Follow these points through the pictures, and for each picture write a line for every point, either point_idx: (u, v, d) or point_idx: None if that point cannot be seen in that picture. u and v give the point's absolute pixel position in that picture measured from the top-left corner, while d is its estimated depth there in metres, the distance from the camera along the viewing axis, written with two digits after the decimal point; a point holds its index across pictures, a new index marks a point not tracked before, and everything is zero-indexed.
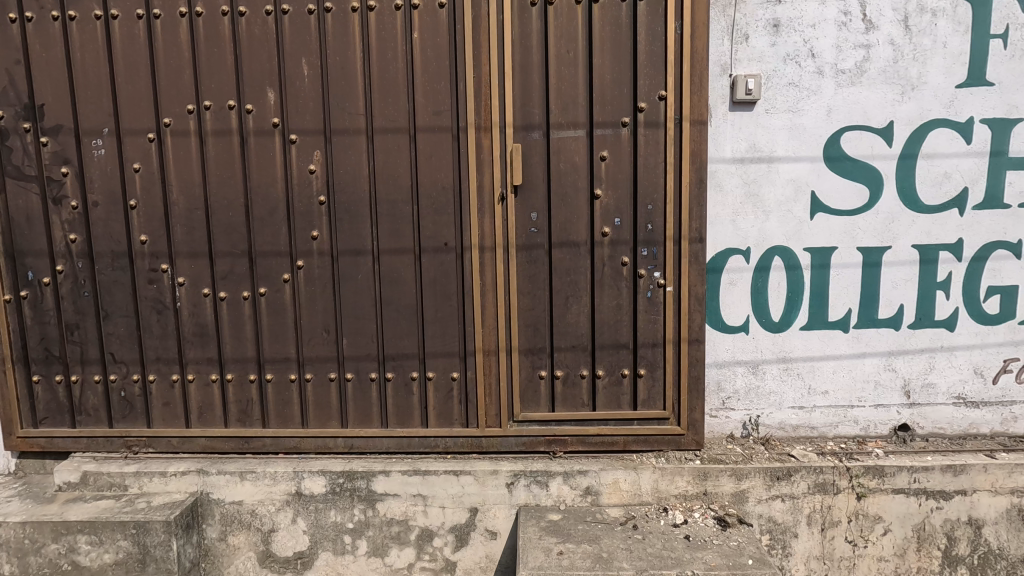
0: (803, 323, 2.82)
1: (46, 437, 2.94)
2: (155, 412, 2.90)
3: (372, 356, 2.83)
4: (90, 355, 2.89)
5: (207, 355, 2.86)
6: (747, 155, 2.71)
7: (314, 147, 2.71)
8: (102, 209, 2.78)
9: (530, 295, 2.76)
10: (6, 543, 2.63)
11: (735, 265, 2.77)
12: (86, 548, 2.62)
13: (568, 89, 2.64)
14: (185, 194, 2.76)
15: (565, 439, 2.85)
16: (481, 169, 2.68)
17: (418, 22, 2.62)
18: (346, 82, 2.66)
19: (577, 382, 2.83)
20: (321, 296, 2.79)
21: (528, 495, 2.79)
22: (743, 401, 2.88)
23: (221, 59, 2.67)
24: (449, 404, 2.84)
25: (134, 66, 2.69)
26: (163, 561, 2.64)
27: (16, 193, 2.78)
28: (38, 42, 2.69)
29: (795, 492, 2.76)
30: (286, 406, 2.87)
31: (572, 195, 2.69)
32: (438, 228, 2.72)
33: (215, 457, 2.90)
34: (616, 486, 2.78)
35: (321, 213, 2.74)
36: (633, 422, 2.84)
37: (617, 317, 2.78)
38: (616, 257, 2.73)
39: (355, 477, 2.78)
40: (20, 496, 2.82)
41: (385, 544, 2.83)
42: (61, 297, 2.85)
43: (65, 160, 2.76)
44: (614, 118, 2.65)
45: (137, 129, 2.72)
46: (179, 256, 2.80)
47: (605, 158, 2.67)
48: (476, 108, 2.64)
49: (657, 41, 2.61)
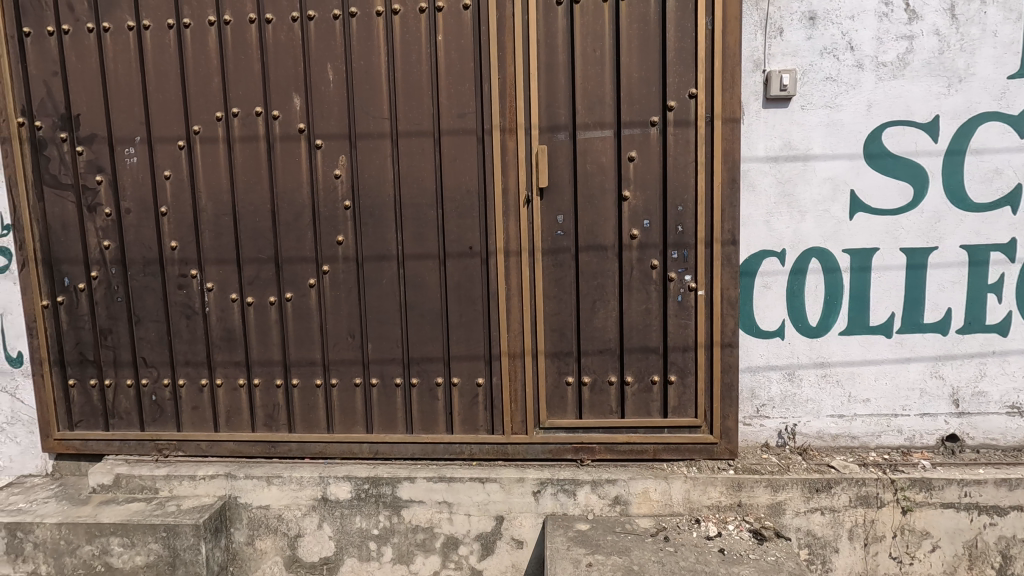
0: (842, 328, 2.70)
1: (81, 440, 3.00)
2: (185, 416, 2.94)
3: (397, 360, 2.81)
4: (122, 358, 2.94)
5: (235, 359, 2.88)
6: (782, 153, 2.61)
7: (339, 152, 2.71)
8: (134, 215, 2.83)
9: (557, 299, 2.71)
10: (42, 543, 2.68)
11: (770, 268, 2.67)
12: (118, 550, 2.66)
13: (595, 88, 2.58)
14: (213, 200, 2.79)
15: (593, 447, 2.78)
16: (506, 172, 2.64)
17: (442, 25, 2.60)
18: (370, 86, 2.66)
19: (605, 388, 2.76)
20: (346, 300, 2.79)
21: (555, 504, 2.73)
22: (779, 409, 2.77)
23: (248, 66, 2.70)
24: (474, 410, 2.81)
25: (165, 75, 2.73)
26: (192, 565, 2.66)
27: (53, 201, 2.86)
28: (74, 53, 2.76)
29: (835, 504, 2.64)
30: (312, 411, 2.88)
31: (600, 196, 2.63)
32: (463, 231, 2.69)
33: (242, 461, 2.92)
34: (646, 496, 2.70)
35: (346, 217, 2.74)
36: (663, 430, 2.76)
37: (647, 321, 2.70)
38: (645, 260, 2.66)
39: (380, 483, 2.76)
40: (57, 497, 2.88)
41: (411, 551, 2.80)
42: (95, 303, 2.91)
43: (99, 168, 2.82)
44: (642, 117, 2.58)
45: (168, 137, 2.77)
46: (207, 262, 2.83)
47: (633, 158, 2.60)
48: (501, 110, 2.60)
49: (687, 37, 2.53)
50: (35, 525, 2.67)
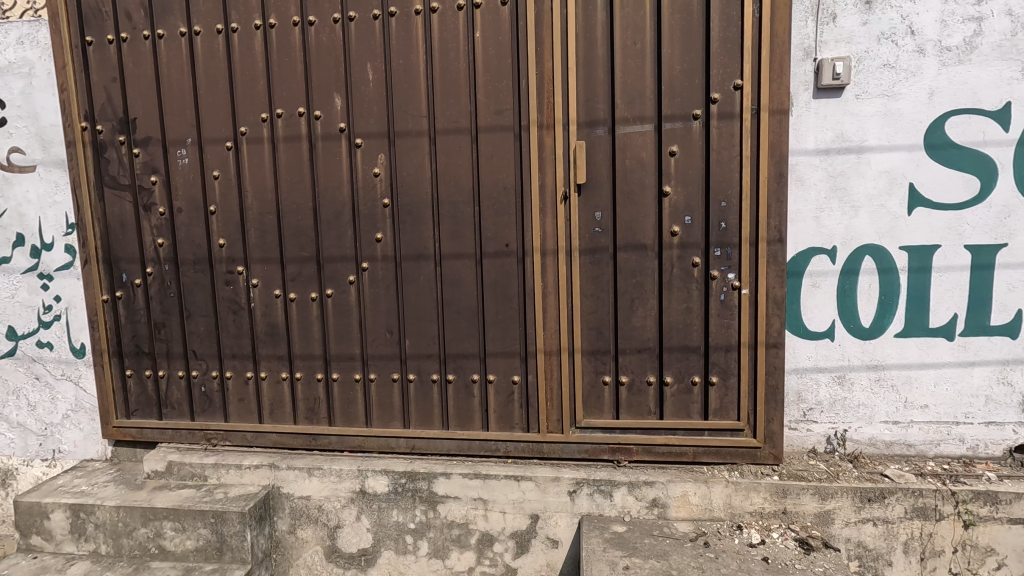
0: (898, 330, 2.56)
1: (137, 428, 3.16)
2: (231, 407, 3.05)
3: (434, 357, 2.83)
4: (175, 351, 3.07)
5: (278, 353, 2.97)
6: (834, 145, 2.48)
7: (378, 150, 2.74)
8: (186, 214, 2.95)
9: (594, 297, 2.67)
10: (103, 524, 2.84)
11: (819, 266, 2.55)
12: (171, 534, 2.79)
13: (635, 82, 2.52)
14: (259, 199, 2.88)
15: (630, 447, 2.73)
16: (543, 168, 2.61)
17: (480, 21, 2.59)
18: (409, 84, 2.68)
19: (643, 389, 2.70)
20: (384, 297, 2.83)
21: (591, 505, 2.69)
22: (828, 414, 2.65)
23: (292, 68, 2.76)
24: (509, 408, 2.80)
25: (214, 79, 2.83)
26: (238, 551, 2.76)
27: (113, 201, 3.01)
28: (131, 60, 2.89)
29: (889, 516, 2.50)
30: (351, 406, 2.94)
31: (639, 192, 2.57)
32: (500, 229, 2.68)
33: (285, 452, 3.01)
34: (685, 499, 2.64)
35: (385, 215, 2.78)
36: (703, 432, 2.68)
37: (687, 321, 2.62)
38: (686, 258, 2.59)
39: (416, 478, 2.79)
40: (115, 481, 3.04)
41: (446, 547, 2.82)
42: (150, 298, 3.05)
43: (153, 169, 2.95)
44: (684, 110, 2.50)
45: (217, 138, 2.87)
46: (253, 260, 2.92)
47: (675, 153, 2.53)
48: (539, 106, 2.58)
49: (733, 25, 2.44)
50: (96, 507, 2.83)
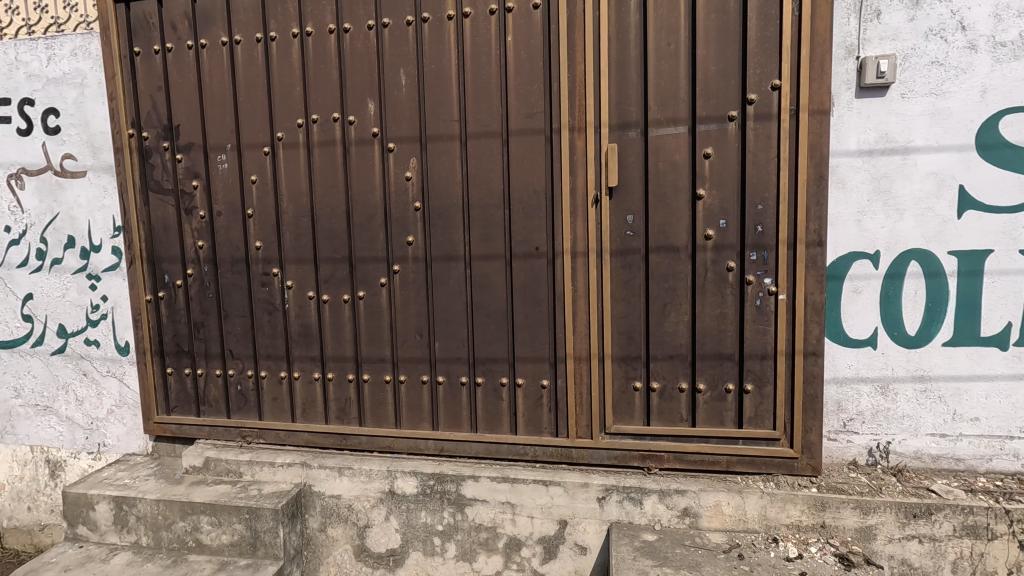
0: (946, 339, 2.44)
1: (176, 424, 3.26)
2: (266, 406, 3.13)
3: (463, 359, 2.84)
4: (212, 350, 3.17)
5: (311, 354, 3.03)
6: (877, 146, 2.40)
7: (411, 154, 2.78)
8: (224, 217, 3.04)
9: (625, 302, 2.64)
10: (143, 517, 2.94)
11: (861, 271, 2.46)
12: (207, 528, 2.87)
13: (669, 84, 2.48)
14: (294, 203, 2.95)
15: (661, 455, 2.68)
16: (574, 171, 2.59)
17: (512, 25, 2.60)
18: (441, 88, 2.70)
19: (675, 395, 2.65)
20: (415, 299, 2.86)
21: (621, 512, 2.66)
22: (869, 425, 2.55)
23: (327, 75, 2.82)
24: (538, 412, 2.78)
25: (253, 85, 2.92)
26: (271, 547, 2.82)
27: (157, 205, 3.13)
28: (176, 69, 3.00)
29: (936, 533, 2.39)
30: (381, 407, 2.97)
31: (672, 195, 2.53)
32: (530, 232, 2.68)
33: (316, 451, 3.06)
34: (717, 509, 2.58)
35: (416, 218, 2.80)
36: (738, 441, 2.61)
37: (721, 326, 2.57)
38: (720, 262, 2.53)
39: (445, 480, 2.80)
40: (156, 475, 3.15)
41: (473, 549, 2.82)
42: (190, 298, 3.16)
43: (195, 174, 3.05)
44: (720, 111, 2.45)
45: (255, 143, 2.95)
46: (288, 261, 2.99)
47: (709, 155, 2.48)
48: (571, 110, 2.57)
49: (771, 24, 2.38)
50: (138, 500, 2.93)
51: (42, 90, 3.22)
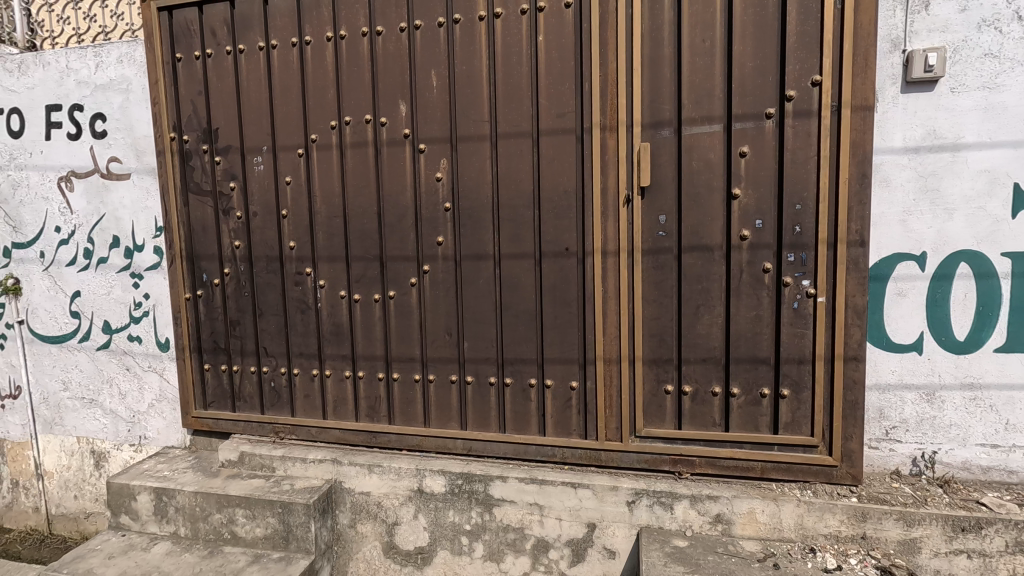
0: (998, 344, 2.33)
1: (212, 419, 3.35)
2: (298, 403, 3.19)
3: (492, 360, 2.84)
4: (248, 347, 3.25)
5: (342, 352, 3.08)
6: (924, 143, 2.30)
7: (441, 155, 2.79)
8: (260, 218, 3.12)
9: (657, 303, 2.59)
10: (181, 508, 3.03)
11: (906, 273, 2.37)
12: (242, 521, 2.94)
13: (704, 81, 2.44)
14: (327, 203, 3.00)
15: (692, 459, 2.63)
16: (605, 171, 2.57)
17: (543, 25, 2.58)
18: (472, 89, 2.71)
19: (707, 399, 2.60)
20: (444, 299, 2.87)
21: (651, 516, 2.62)
22: (914, 433, 2.45)
23: (360, 77, 2.86)
24: (567, 413, 2.76)
25: (289, 89, 2.98)
26: (303, 541, 2.87)
27: (196, 206, 3.23)
28: (215, 74, 3.09)
29: (986, 548, 2.29)
30: (410, 405, 3.00)
31: (706, 195, 2.48)
32: (560, 231, 2.66)
33: (347, 448, 3.11)
34: (751, 517, 2.52)
35: (446, 219, 2.82)
36: (773, 447, 2.54)
37: (756, 329, 2.50)
38: (756, 263, 2.46)
39: (473, 480, 2.81)
40: (193, 468, 3.25)
41: (501, 550, 2.82)
42: (227, 296, 3.25)
43: (232, 175, 3.14)
44: (757, 109, 2.39)
45: (289, 146, 3.02)
46: (320, 260, 3.04)
47: (745, 154, 2.42)
48: (602, 109, 2.54)
49: (812, 17, 2.30)
50: (177, 491, 3.02)
51: (91, 96, 3.36)
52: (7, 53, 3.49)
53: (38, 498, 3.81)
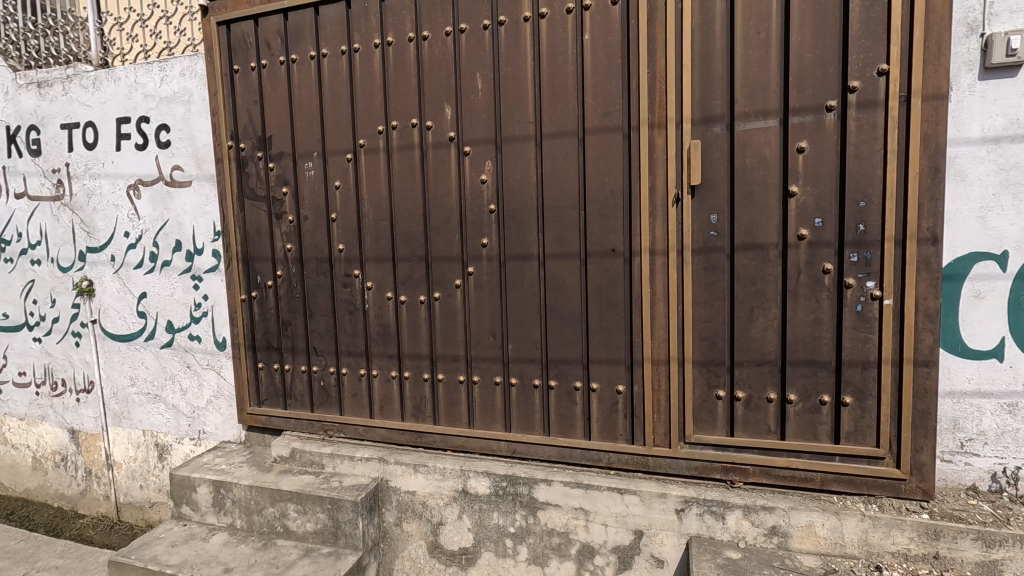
0: None
1: (266, 415, 3.47)
2: (346, 402, 3.27)
3: (536, 361, 2.82)
4: (299, 347, 3.36)
5: (389, 352, 3.13)
6: (1005, 133, 2.14)
7: (486, 156, 2.80)
8: (311, 221, 3.22)
9: (707, 305, 2.51)
10: (237, 500, 3.15)
11: (983, 273, 2.21)
12: (294, 516, 3.02)
13: (758, 74, 2.34)
14: (374, 207, 3.06)
15: (745, 468, 2.52)
16: (654, 170, 2.51)
17: (589, 23, 2.55)
18: (517, 90, 2.70)
19: (762, 406, 2.49)
20: (489, 300, 2.88)
21: (701, 526, 2.54)
22: (993, 447, 2.27)
23: (407, 82, 2.91)
24: (613, 418, 2.71)
25: (338, 96, 3.06)
26: (351, 537, 2.94)
27: (251, 211, 3.36)
28: (269, 84, 3.22)
29: None
30: (455, 407, 3.02)
31: (761, 193, 2.38)
32: (606, 232, 2.61)
33: (393, 447, 3.16)
34: (810, 530, 2.40)
35: (491, 221, 2.83)
36: (834, 458, 2.40)
37: (816, 332, 2.38)
38: (815, 263, 2.34)
39: (517, 482, 2.80)
40: (248, 463, 3.38)
41: (546, 554, 2.79)
42: (280, 298, 3.36)
43: (284, 181, 3.25)
44: (816, 102, 2.28)
45: (339, 151, 3.10)
46: (368, 261, 3.11)
47: (803, 149, 2.31)
48: (650, 106, 2.48)
49: (878, 3, 2.18)
50: (233, 484, 3.15)
51: (156, 108, 3.55)
52: (83, 71, 3.75)
53: (109, 487, 4.05)
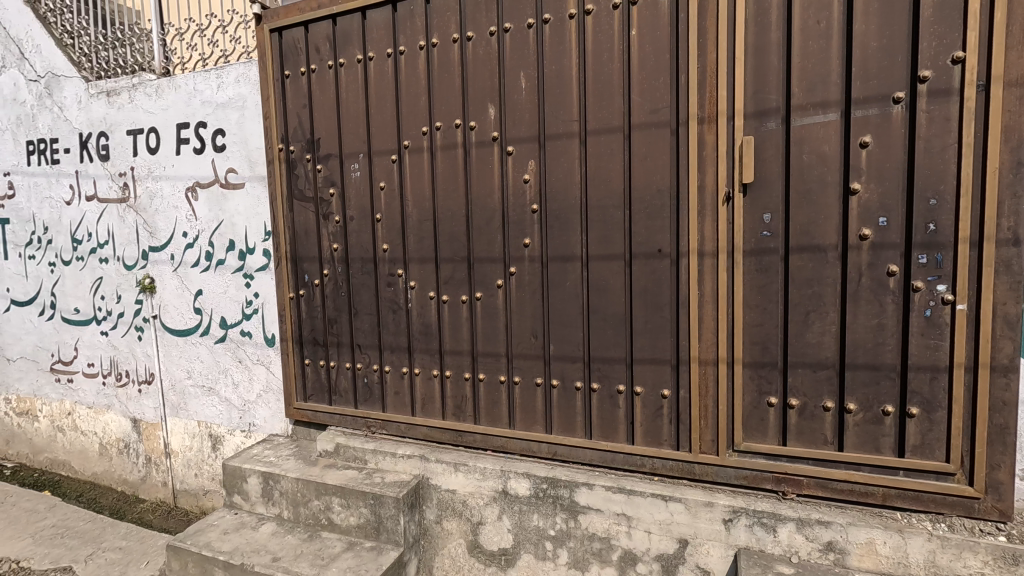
0: None
1: (311, 410, 3.57)
2: (389, 399, 3.32)
3: (579, 362, 2.79)
4: (344, 344, 3.43)
5: (430, 349, 3.16)
6: None
7: (530, 155, 2.78)
8: (356, 221, 3.28)
9: (759, 309, 2.41)
10: (284, 492, 3.25)
11: None
12: (338, 509, 3.09)
13: (818, 66, 2.23)
14: (418, 207, 3.10)
15: (799, 479, 2.40)
16: (703, 167, 2.43)
17: (637, 18, 2.49)
18: (562, 89, 2.67)
19: (818, 415, 2.37)
20: (531, 300, 2.86)
21: (751, 537, 2.44)
22: None
23: (451, 83, 2.93)
24: (657, 423, 2.64)
25: (383, 98, 3.12)
26: (393, 533, 2.98)
27: (299, 211, 3.47)
28: (318, 87, 3.30)
29: None
30: (496, 407, 3.01)
31: (819, 191, 2.27)
32: (653, 232, 2.55)
33: (434, 445, 3.19)
34: (870, 547, 2.28)
35: (533, 221, 2.80)
36: (898, 472, 2.26)
37: (879, 338, 2.24)
38: (879, 265, 2.21)
39: (558, 485, 2.77)
40: (295, 456, 3.49)
41: (587, 559, 2.74)
42: (327, 296, 3.45)
43: (331, 182, 3.33)
44: (882, 93, 2.15)
45: (384, 151, 3.15)
46: (411, 261, 3.15)
47: (867, 144, 2.18)
48: (700, 101, 2.40)
49: None
50: (281, 476, 3.25)
51: (213, 114, 3.71)
52: (146, 80, 3.95)
53: (166, 474, 4.27)
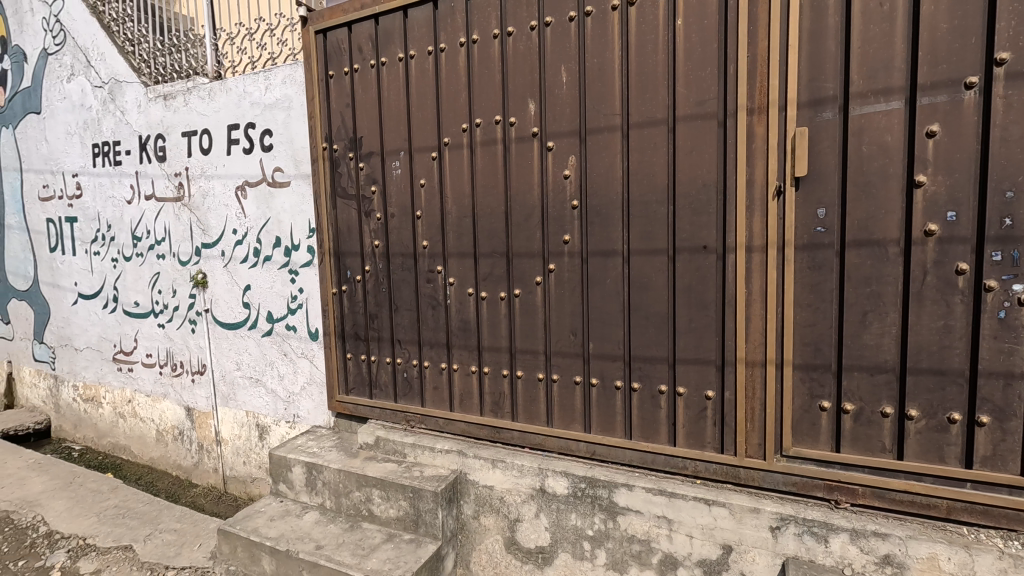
0: None
1: (353, 404, 3.66)
2: (428, 394, 3.37)
3: (618, 361, 2.74)
4: (384, 339, 3.49)
5: (469, 345, 3.18)
6: None
7: (570, 151, 2.74)
8: (397, 218, 3.33)
9: (812, 308, 2.30)
10: (327, 482, 3.34)
11: None
12: (377, 501, 3.15)
13: (880, 51, 2.10)
14: (457, 204, 3.11)
15: (853, 488, 2.29)
16: (752, 160, 2.33)
17: (683, 7, 2.41)
18: (604, 83, 2.63)
19: (875, 421, 2.24)
20: (570, 297, 2.82)
21: (800, 547, 2.34)
22: None
23: (491, 79, 2.92)
24: (700, 424, 2.56)
25: (424, 95, 3.14)
26: (431, 527, 3.01)
27: (342, 209, 3.54)
28: (361, 87, 3.36)
29: None
30: (534, 404, 3.00)
31: (879, 184, 2.14)
32: (698, 228, 2.47)
33: (471, 441, 3.21)
34: (932, 563, 2.14)
35: (573, 217, 2.77)
36: (964, 484, 2.11)
37: (944, 341, 2.10)
38: (946, 263, 2.07)
39: (597, 485, 2.73)
40: (337, 447, 3.58)
41: (625, 561, 2.70)
42: (367, 292, 3.52)
43: (373, 179, 3.39)
44: (952, 79, 2.00)
45: (424, 148, 3.18)
46: (450, 258, 3.17)
47: (935, 133, 2.04)
48: (750, 92, 2.31)
49: None
50: (323, 467, 3.34)
51: (261, 115, 3.84)
52: (200, 83, 4.13)
53: (217, 461, 4.47)
